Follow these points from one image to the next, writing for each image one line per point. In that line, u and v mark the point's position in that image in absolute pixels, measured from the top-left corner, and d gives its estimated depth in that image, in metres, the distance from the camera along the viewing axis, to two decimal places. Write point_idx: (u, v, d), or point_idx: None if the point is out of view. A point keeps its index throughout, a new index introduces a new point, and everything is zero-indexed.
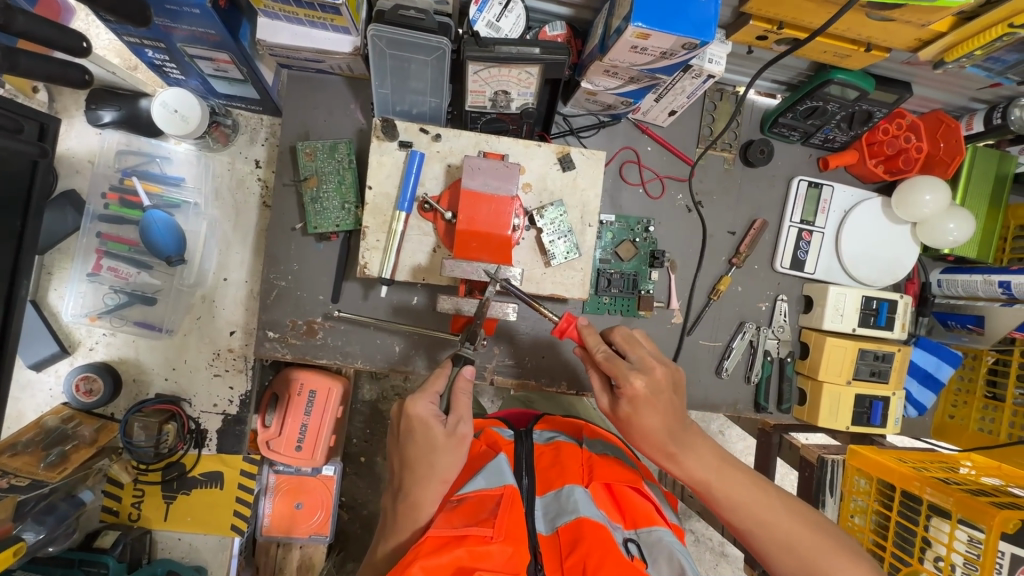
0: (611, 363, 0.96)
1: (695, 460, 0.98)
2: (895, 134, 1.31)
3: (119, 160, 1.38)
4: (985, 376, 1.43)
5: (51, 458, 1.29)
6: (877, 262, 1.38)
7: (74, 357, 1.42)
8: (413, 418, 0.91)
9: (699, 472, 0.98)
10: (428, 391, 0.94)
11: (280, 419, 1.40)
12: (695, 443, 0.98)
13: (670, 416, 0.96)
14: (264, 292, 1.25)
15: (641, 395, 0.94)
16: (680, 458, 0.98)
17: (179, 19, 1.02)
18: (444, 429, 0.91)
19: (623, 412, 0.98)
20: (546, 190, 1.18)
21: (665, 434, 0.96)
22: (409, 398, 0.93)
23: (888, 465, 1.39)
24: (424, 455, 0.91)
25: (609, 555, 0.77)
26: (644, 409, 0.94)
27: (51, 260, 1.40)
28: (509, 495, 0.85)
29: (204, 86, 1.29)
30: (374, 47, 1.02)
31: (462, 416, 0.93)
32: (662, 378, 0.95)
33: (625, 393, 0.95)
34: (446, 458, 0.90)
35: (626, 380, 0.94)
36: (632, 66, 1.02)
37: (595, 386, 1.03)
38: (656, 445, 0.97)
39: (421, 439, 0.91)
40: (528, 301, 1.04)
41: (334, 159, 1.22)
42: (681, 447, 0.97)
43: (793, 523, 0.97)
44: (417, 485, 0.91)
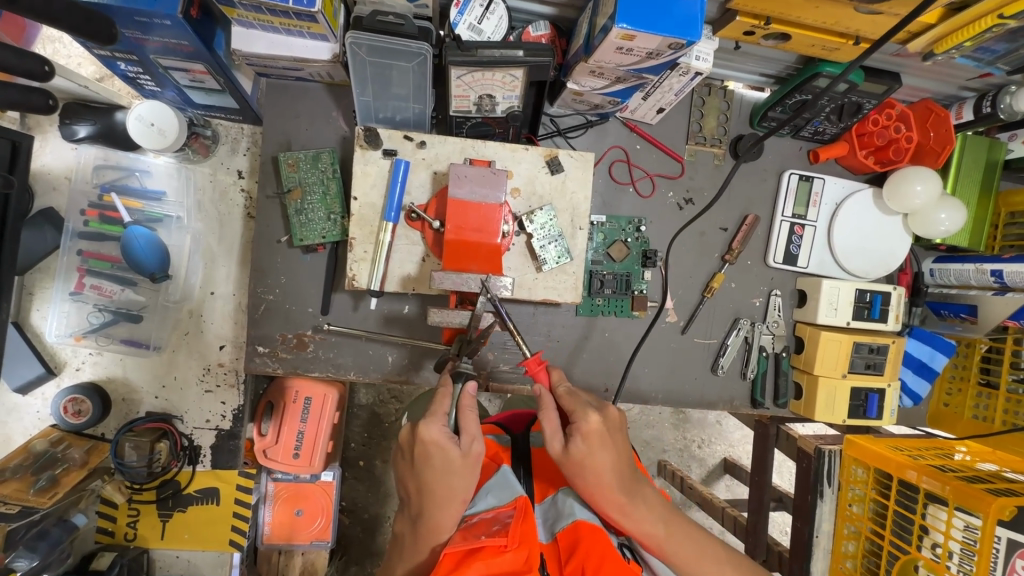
0: (571, 397, 0.91)
1: (646, 511, 0.87)
2: (885, 125, 1.30)
3: (97, 176, 1.35)
4: (978, 364, 1.43)
5: (41, 483, 1.26)
6: (871, 254, 1.37)
7: (61, 378, 1.39)
8: (427, 443, 0.87)
9: (650, 527, 0.86)
10: (439, 413, 0.90)
11: (276, 428, 1.39)
12: (644, 494, 0.88)
13: (622, 457, 0.87)
14: (253, 307, 1.22)
15: (596, 430, 0.85)
16: (631, 509, 0.86)
17: (151, 31, 1.00)
18: (460, 451, 0.87)
19: (577, 456, 0.85)
20: (534, 194, 1.16)
21: (615, 478, 0.85)
22: (421, 422, 0.89)
23: (886, 454, 1.40)
24: (441, 479, 0.87)
25: (609, 557, 0.77)
26: (599, 447, 0.85)
27: (32, 280, 1.37)
28: (522, 505, 0.83)
29: (181, 97, 1.26)
30: (353, 55, 1.00)
31: (475, 434, 0.89)
32: (614, 419, 0.90)
33: (579, 428, 0.86)
34: (463, 479, 0.87)
35: (583, 413, 0.87)
36: (618, 67, 1.00)
37: (545, 429, 0.88)
38: (606, 493, 0.85)
39: (437, 463, 0.87)
40: (508, 325, 0.97)
41: (318, 170, 1.19)
42: (631, 498, 0.86)
43: None
44: (437, 507, 0.88)
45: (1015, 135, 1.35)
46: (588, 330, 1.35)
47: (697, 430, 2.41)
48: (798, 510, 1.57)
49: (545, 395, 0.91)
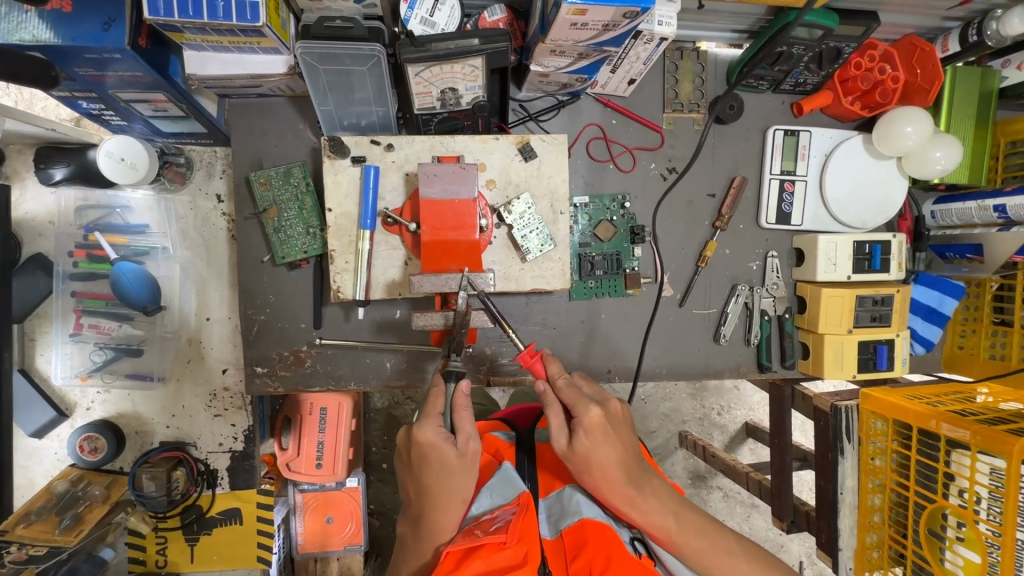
0: (572, 391, 0.87)
1: (655, 504, 0.85)
2: (869, 67, 1.25)
3: (80, 217, 1.35)
4: (991, 304, 1.38)
5: (66, 522, 1.30)
6: (866, 203, 1.33)
7: (74, 419, 1.42)
8: (423, 444, 0.85)
9: (660, 519, 0.84)
10: (433, 413, 0.87)
11: (297, 440, 1.44)
12: (653, 486, 0.86)
13: (627, 450, 0.86)
14: (246, 329, 1.23)
15: (599, 424, 0.83)
16: (640, 503, 0.84)
17: (105, 67, 1.00)
18: (456, 450, 0.85)
19: (581, 450, 0.82)
20: (510, 183, 1.14)
21: (622, 471, 0.83)
22: (415, 424, 0.87)
23: (902, 405, 1.37)
24: (440, 481, 0.85)
25: (615, 557, 0.76)
26: (603, 440, 0.82)
27: (32, 326, 1.39)
28: (524, 501, 0.82)
29: (149, 128, 1.26)
30: (306, 65, 0.98)
31: (471, 432, 0.86)
32: (617, 412, 0.87)
33: (581, 423, 0.83)
34: (463, 480, 0.85)
35: (584, 407, 0.84)
36: (577, 43, 0.97)
37: (550, 423, 0.85)
38: (613, 488, 0.82)
39: (435, 465, 0.85)
40: (497, 317, 0.97)
41: (291, 186, 1.18)
42: (639, 490, 0.84)
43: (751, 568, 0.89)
44: (438, 508, 0.86)
45: (1009, 61, 1.29)
46: (584, 314, 1.34)
47: (715, 397, 2.39)
48: (821, 469, 1.57)
49: (548, 390, 0.89)
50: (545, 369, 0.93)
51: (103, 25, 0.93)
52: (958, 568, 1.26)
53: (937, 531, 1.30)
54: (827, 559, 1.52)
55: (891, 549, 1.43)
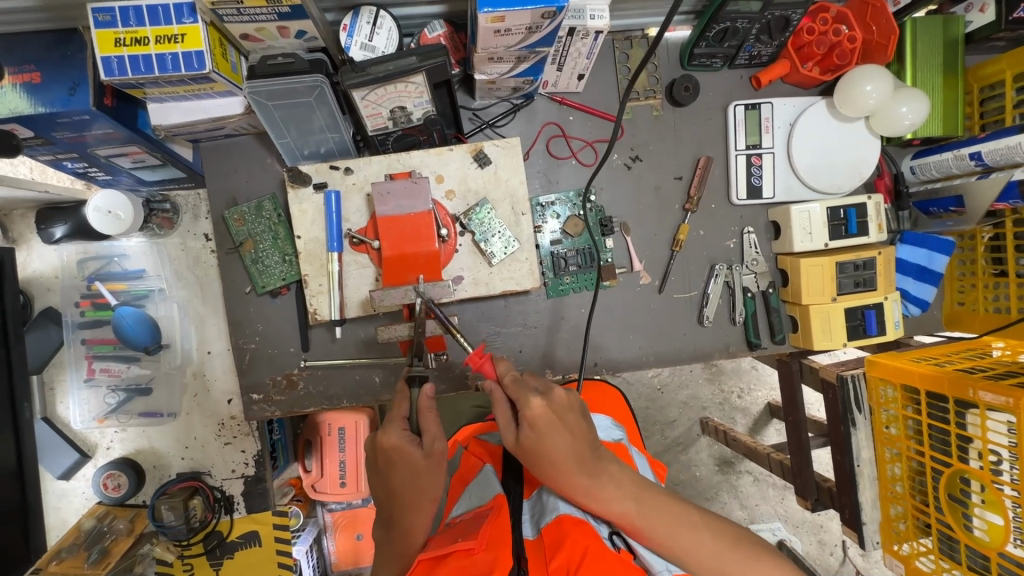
0: (516, 382, 0.92)
1: (613, 490, 0.86)
2: (822, 31, 1.23)
3: (82, 269, 1.46)
4: (986, 255, 1.33)
5: (94, 555, 1.38)
6: (838, 167, 1.31)
7: (96, 459, 1.50)
8: (388, 448, 0.90)
9: (618, 505, 0.85)
10: (397, 418, 0.93)
11: (320, 462, 1.65)
12: (609, 472, 0.87)
13: (578, 438, 0.87)
14: (239, 358, 1.29)
15: (541, 416, 0.87)
16: (596, 491, 0.85)
17: (81, 128, 1.08)
18: (422, 451, 0.90)
19: (528, 444, 0.87)
20: (469, 190, 1.17)
21: (573, 460, 0.85)
22: (380, 430, 0.92)
23: (907, 368, 1.33)
24: (409, 483, 0.89)
25: (591, 550, 0.76)
26: (548, 432, 0.86)
27: (50, 375, 1.48)
28: (496, 504, 0.86)
29: (133, 179, 1.35)
30: (257, 104, 1.03)
31: (436, 433, 0.92)
32: (563, 400, 0.90)
33: (525, 416, 0.88)
34: (432, 479, 0.89)
35: (525, 399, 0.88)
36: (509, 48, 0.99)
37: (499, 421, 0.91)
38: (567, 477, 0.85)
39: (402, 467, 0.90)
40: (444, 322, 0.97)
41: (263, 218, 1.24)
42: (594, 478, 0.85)
43: (722, 546, 0.86)
44: (409, 510, 0.90)
45: (971, 5, 1.25)
46: (563, 311, 1.35)
47: (733, 380, 2.35)
48: (834, 443, 1.50)
49: (494, 387, 0.93)
50: (494, 368, 0.96)
51: (69, 90, 1.00)
52: (984, 534, 1.21)
53: (958, 496, 1.26)
54: (852, 535, 1.47)
55: (917, 519, 1.38)
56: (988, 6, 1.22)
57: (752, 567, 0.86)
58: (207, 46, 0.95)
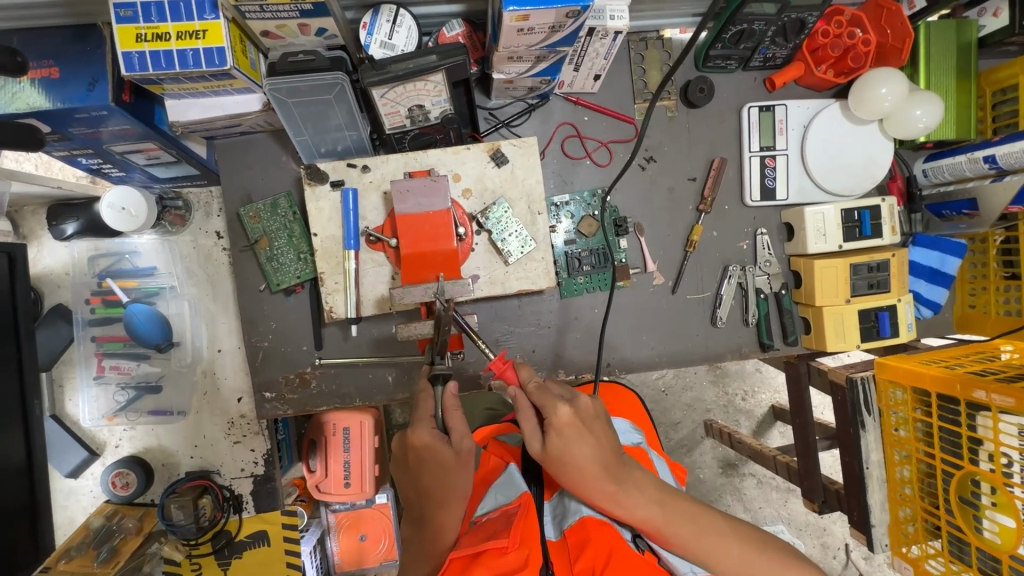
0: (541, 390, 0.91)
1: (638, 496, 0.85)
2: (837, 33, 1.23)
3: (92, 266, 1.45)
4: (998, 258, 1.33)
5: (103, 555, 1.37)
6: (852, 170, 1.31)
7: (104, 457, 1.50)
8: (419, 447, 0.90)
9: (643, 511, 0.84)
10: (426, 417, 0.92)
11: (324, 463, 1.63)
12: (635, 478, 0.86)
13: (603, 446, 0.87)
14: (252, 356, 1.28)
15: (568, 423, 0.86)
16: (621, 497, 0.84)
17: (98, 123, 1.07)
18: (453, 449, 0.90)
19: (554, 451, 0.86)
20: (486, 189, 1.17)
21: (599, 466, 0.85)
22: (410, 429, 0.92)
23: (918, 371, 1.33)
24: (439, 480, 0.90)
25: (616, 554, 0.76)
26: (575, 439, 0.85)
27: (59, 373, 1.48)
28: (525, 502, 0.85)
29: (146, 175, 1.34)
30: (276, 101, 1.03)
31: (464, 432, 0.92)
32: (588, 407, 0.90)
33: (551, 424, 0.87)
34: (462, 476, 0.90)
35: (552, 407, 0.88)
36: (530, 48, 0.99)
37: (524, 430, 0.90)
38: (593, 484, 0.84)
39: (432, 465, 0.90)
40: (467, 329, 1.02)
41: (278, 216, 1.24)
42: (620, 485, 0.84)
43: (748, 550, 0.86)
44: (439, 508, 0.90)
45: (984, 10, 1.26)
46: (576, 310, 1.35)
47: (738, 382, 2.35)
48: (843, 446, 1.50)
49: (518, 394, 0.92)
50: (517, 375, 0.96)
51: (88, 86, 1.00)
52: (996, 536, 1.21)
53: (969, 498, 1.26)
54: (861, 537, 1.47)
55: (927, 522, 1.38)
56: (1001, 10, 1.23)
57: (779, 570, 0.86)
58: (228, 43, 0.95)
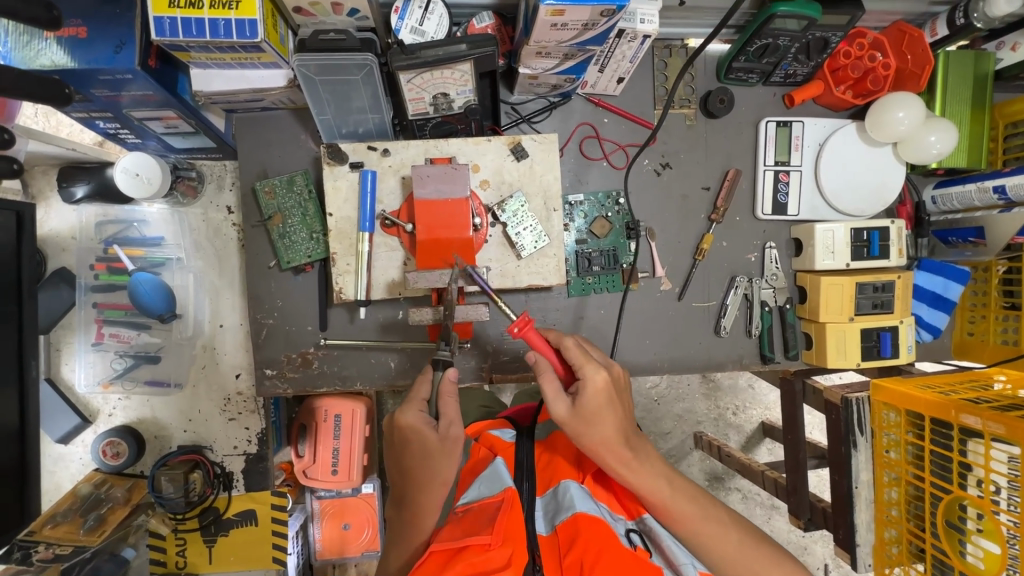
0: (576, 351, 0.92)
1: (649, 469, 0.89)
2: (858, 55, 1.25)
3: (100, 232, 1.44)
4: (999, 287, 1.35)
5: (90, 522, 1.37)
6: (863, 191, 1.33)
7: (97, 425, 1.48)
8: (404, 428, 0.92)
9: (652, 483, 0.88)
10: (414, 400, 0.94)
11: (312, 448, 1.60)
12: (647, 452, 0.92)
13: (626, 417, 0.91)
14: (255, 332, 1.28)
15: (605, 388, 0.90)
16: (634, 466, 0.89)
17: (120, 87, 1.07)
18: (437, 435, 0.91)
19: (585, 412, 0.88)
20: (504, 182, 1.17)
21: (620, 434, 0.89)
22: (398, 409, 0.94)
23: (914, 395, 1.34)
24: (421, 463, 0.92)
25: (606, 553, 0.74)
26: (607, 404, 0.89)
27: (57, 336, 1.46)
28: (509, 497, 0.82)
29: (162, 144, 1.34)
30: (303, 77, 1.03)
31: (453, 419, 0.93)
32: (621, 378, 0.96)
33: (588, 385, 0.89)
34: (443, 463, 0.91)
35: (591, 370, 0.90)
36: (560, 44, 1.00)
37: (548, 391, 0.89)
38: (612, 449, 0.88)
39: (415, 448, 0.91)
40: (488, 293, 0.99)
41: (294, 193, 1.23)
42: (635, 454, 0.89)
43: (745, 541, 0.90)
44: (421, 490, 0.93)
45: (1003, 42, 1.28)
46: (581, 310, 1.35)
47: (729, 397, 2.37)
48: (833, 463, 1.50)
49: (541, 359, 0.91)
50: (534, 337, 0.93)
51: (115, 48, 0.99)
52: (979, 562, 1.22)
53: (956, 523, 1.27)
54: (846, 556, 1.48)
55: (911, 544, 1.39)
56: (1020, 45, 1.25)
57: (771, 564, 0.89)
58: (261, 16, 0.95)
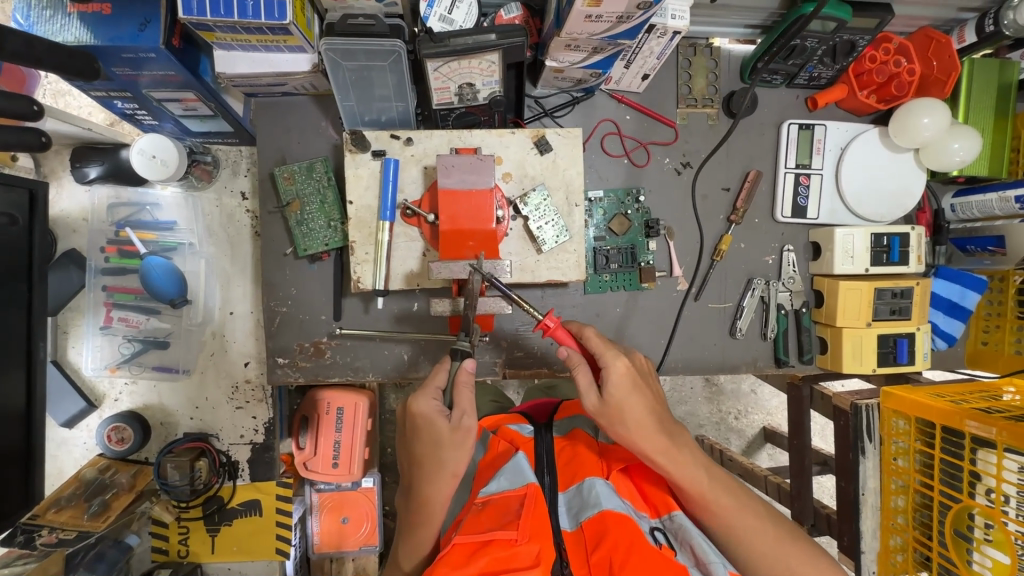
0: (598, 342, 0.93)
1: (687, 456, 0.90)
2: (884, 60, 1.24)
3: (111, 214, 1.41)
4: (1015, 297, 1.35)
5: (94, 508, 1.35)
6: (884, 197, 1.32)
7: (102, 410, 1.46)
8: (417, 416, 0.91)
9: (691, 472, 0.89)
10: (429, 388, 0.93)
11: (313, 440, 1.57)
12: (685, 440, 0.91)
13: (658, 404, 0.92)
14: (268, 320, 1.26)
15: (631, 375, 0.90)
16: (673, 455, 0.89)
17: (141, 66, 1.05)
18: (450, 424, 0.90)
19: (614, 401, 0.89)
20: (527, 175, 1.16)
21: (655, 422, 0.89)
22: (411, 397, 0.93)
23: (926, 403, 1.29)
24: (432, 452, 0.90)
25: (637, 549, 0.74)
26: (634, 392, 0.89)
27: (65, 319, 1.45)
28: (532, 493, 0.81)
29: (178, 127, 1.33)
30: (329, 62, 1.02)
31: (466, 410, 0.91)
32: (643, 364, 0.97)
33: (612, 373, 0.89)
34: (452, 453, 0.89)
35: (612, 357, 0.91)
36: (591, 37, 0.99)
37: (580, 383, 0.91)
38: (648, 435, 0.88)
39: (426, 437, 0.90)
40: (510, 295, 0.98)
41: (313, 180, 1.22)
42: (673, 442, 0.89)
43: (782, 532, 0.90)
44: (427, 481, 0.91)
45: None
46: (597, 308, 1.34)
47: (733, 401, 2.36)
48: (840, 470, 1.47)
49: (572, 354, 0.93)
50: (567, 334, 0.97)
51: (139, 26, 0.97)
52: (986, 571, 1.19)
53: (964, 531, 1.23)
54: (852, 562, 1.47)
55: (917, 552, 1.35)
56: None
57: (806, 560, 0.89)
58: None
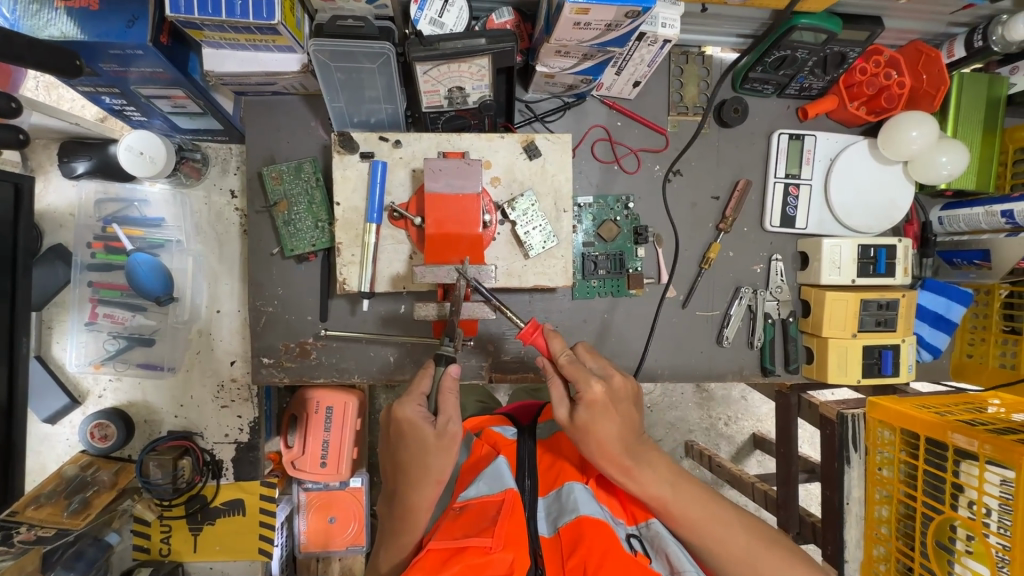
0: (572, 365, 0.91)
1: (652, 475, 0.89)
2: (874, 72, 1.24)
3: (99, 210, 1.40)
4: (1001, 310, 1.36)
5: (74, 505, 1.34)
6: (872, 208, 1.33)
7: (85, 406, 1.46)
8: (402, 421, 0.91)
9: (655, 489, 0.88)
10: (415, 393, 0.93)
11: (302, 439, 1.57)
12: (650, 457, 0.91)
13: (627, 425, 0.90)
14: (254, 320, 1.25)
15: (601, 400, 0.88)
16: (636, 473, 0.88)
17: (129, 63, 1.04)
18: (434, 430, 0.89)
19: (581, 422, 0.88)
20: (515, 180, 1.16)
21: (621, 444, 0.88)
22: (397, 402, 0.93)
23: (912, 414, 1.30)
24: (416, 457, 0.90)
25: (611, 556, 0.74)
26: (602, 415, 0.87)
27: (50, 314, 1.44)
28: (510, 498, 0.81)
29: (168, 124, 1.32)
30: (318, 63, 1.02)
31: (452, 415, 0.91)
32: (621, 388, 0.92)
33: (583, 398, 0.88)
34: (438, 459, 0.89)
35: (586, 381, 0.89)
36: (581, 43, 1.00)
37: (553, 395, 0.92)
38: (610, 459, 0.88)
39: (412, 442, 0.90)
40: (494, 303, 1.00)
41: (301, 180, 1.21)
42: (636, 462, 0.89)
43: (752, 541, 0.90)
44: (412, 486, 0.91)
45: (1017, 68, 1.27)
46: (585, 313, 1.34)
47: (722, 407, 2.37)
48: (826, 479, 1.45)
49: (548, 364, 0.95)
50: (546, 342, 0.95)
51: (127, 22, 0.97)
52: None
53: (945, 543, 1.23)
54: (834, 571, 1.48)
55: (899, 562, 1.34)
56: None
57: (775, 555, 0.90)
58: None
